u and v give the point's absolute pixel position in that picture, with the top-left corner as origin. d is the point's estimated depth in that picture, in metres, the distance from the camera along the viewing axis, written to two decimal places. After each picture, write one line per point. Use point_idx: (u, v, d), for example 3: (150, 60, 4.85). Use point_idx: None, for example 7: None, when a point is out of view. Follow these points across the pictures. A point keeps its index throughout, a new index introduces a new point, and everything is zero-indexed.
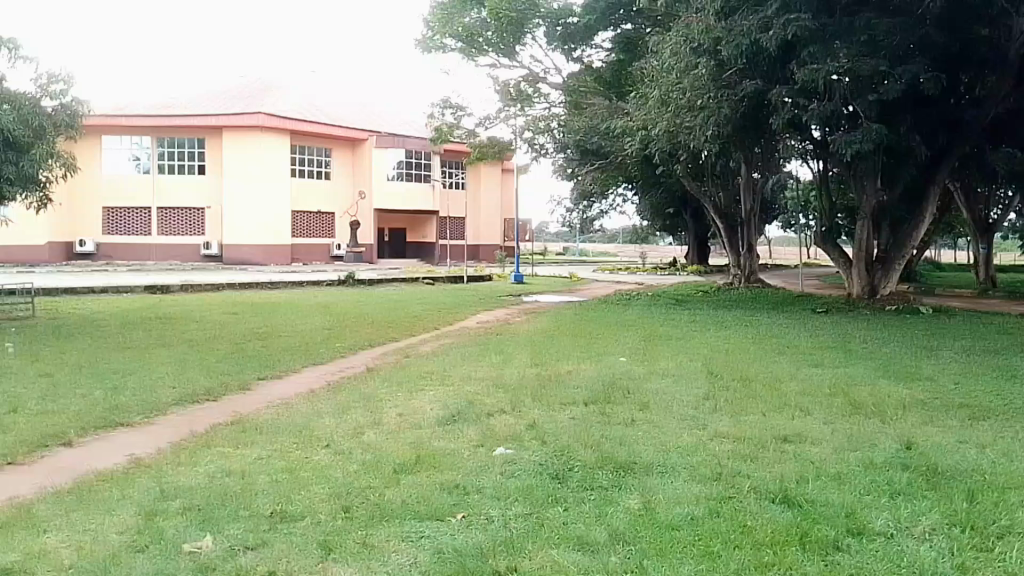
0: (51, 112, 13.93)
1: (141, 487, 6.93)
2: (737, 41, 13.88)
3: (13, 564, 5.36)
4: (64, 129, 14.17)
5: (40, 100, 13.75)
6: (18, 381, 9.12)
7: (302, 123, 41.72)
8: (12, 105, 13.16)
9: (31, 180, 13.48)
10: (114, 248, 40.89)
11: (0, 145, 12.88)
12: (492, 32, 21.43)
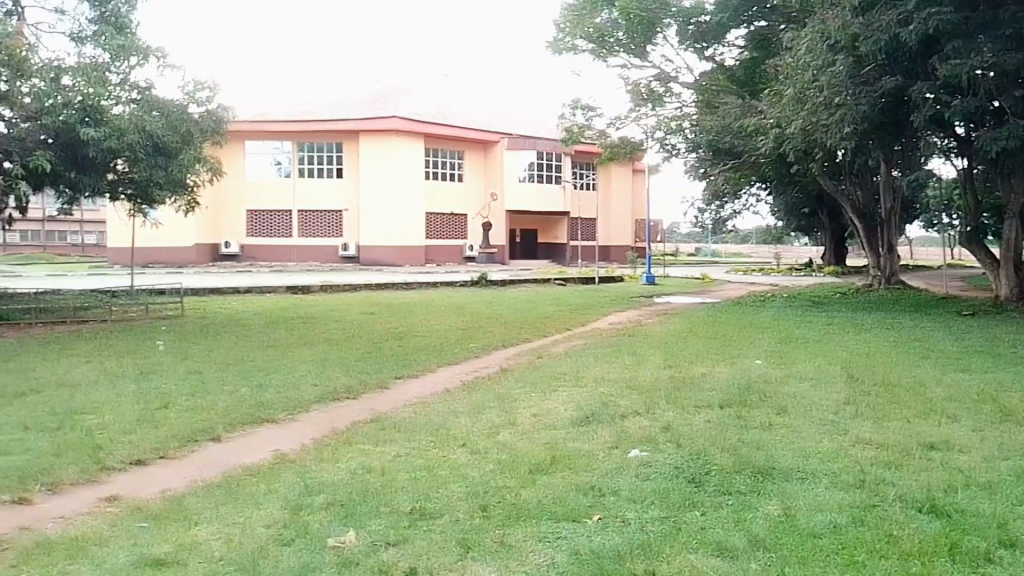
0: (199, 118, 14.53)
1: (287, 481, 6.99)
2: (875, 37, 13.56)
3: (167, 555, 5.47)
4: (211, 134, 14.75)
5: (188, 107, 14.34)
6: (169, 379, 9.49)
7: (436, 126, 42.67)
8: (162, 112, 13.78)
9: (180, 184, 14.45)
10: (257, 250, 42.52)
11: (152, 151, 13.72)
12: (623, 32, 21.19)
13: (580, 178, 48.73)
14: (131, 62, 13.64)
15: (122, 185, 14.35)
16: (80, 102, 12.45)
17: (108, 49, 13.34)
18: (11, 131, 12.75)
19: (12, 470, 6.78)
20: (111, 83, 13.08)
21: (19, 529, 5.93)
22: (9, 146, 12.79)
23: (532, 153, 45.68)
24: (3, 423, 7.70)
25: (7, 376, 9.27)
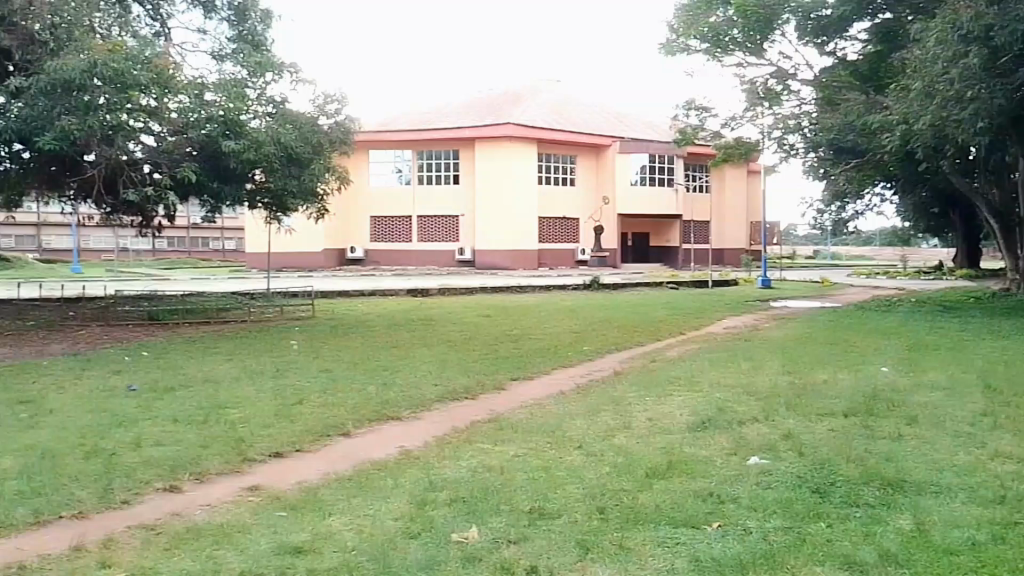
0: (327, 129, 15.36)
1: (412, 476, 7.24)
2: (1012, 27, 12.99)
3: (304, 543, 5.76)
4: (338, 145, 15.62)
5: (318, 119, 15.21)
6: (302, 376, 9.99)
7: (551, 132, 43.14)
8: (295, 125, 14.64)
9: (311, 194, 15.46)
10: (380, 254, 44.33)
11: (287, 162, 14.67)
12: (739, 31, 20.68)
13: (693, 181, 48.47)
14: (266, 78, 14.53)
15: (260, 194, 15.42)
16: (221, 117, 13.08)
17: (246, 66, 14.36)
18: (159, 144, 13.42)
19: (164, 459, 7.30)
20: (249, 98, 13.83)
21: (172, 514, 6.38)
22: (157, 159, 13.48)
23: (645, 156, 45.70)
24: (158, 415, 8.31)
25: (160, 372, 10.01)
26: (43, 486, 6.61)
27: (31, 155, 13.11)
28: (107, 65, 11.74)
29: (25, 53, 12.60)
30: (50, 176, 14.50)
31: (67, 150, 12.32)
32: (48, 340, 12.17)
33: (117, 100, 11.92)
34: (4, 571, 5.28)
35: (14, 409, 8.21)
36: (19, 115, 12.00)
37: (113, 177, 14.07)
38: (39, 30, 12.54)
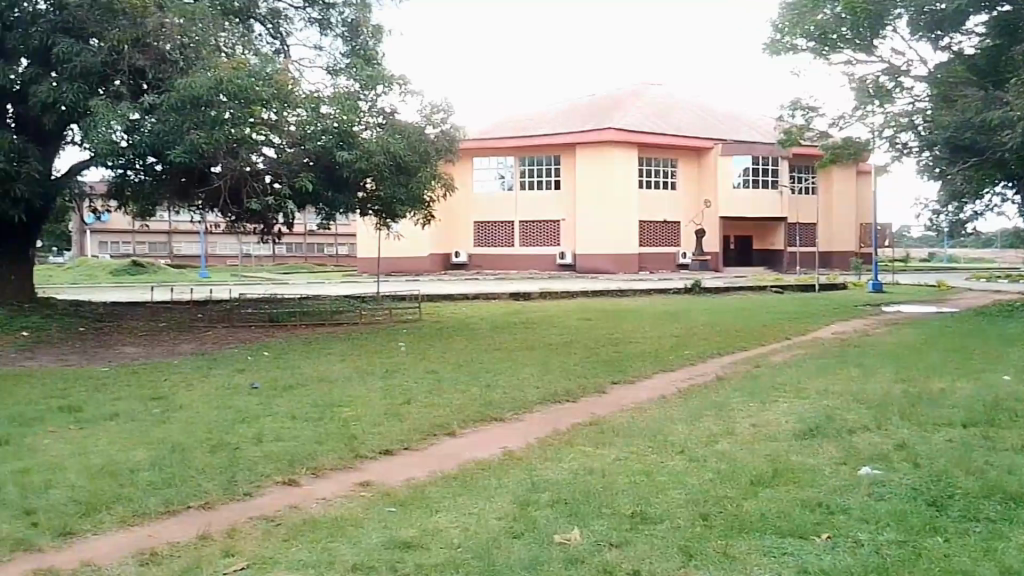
0: (434, 138, 15.69)
1: (516, 476, 7.39)
2: None
3: (412, 539, 5.98)
4: (444, 153, 15.93)
5: (426, 129, 15.56)
6: (410, 377, 10.34)
7: (648, 136, 42.78)
8: (405, 134, 15.13)
9: (418, 201, 15.91)
10: (482, 259, 45.03)
11: (397, 170, 15.19)
12: (848, 28, 19.93)
13: (797, 181, 46.82)
14: (377, 90, 15.11)
15: (370, 203, 16.13)
16: (336, 129, 13.85)
17: (359, 79, 15.01)
18: (278, 156, 14.05)
19: (282, 454, 7.71)
20: (360, 110, 14.54)
21: (290, 507, 6.74)
22: (277, 169, 14.07)
23: (747, 158, 44.72)
24: (277, 412, 8.78)
25: (278, 371, 10.57)
26: (173, 476, 7.11)
27: (164, 167, 13.97)
28: (230, 82, 12.52)
29: (157, 72, 13.39)
30: (181, 188, 15.45)
31: (196, 163, 13.12)
32: (179, 340, 13.03)
33: (240, 115, 12.77)
34: (140, 555, 5.72)
35: (149, 404, 8.87)
36: (151, 130, 12.68)
37: (237, 188, 14.86)
38: (171, 50, 13.41)
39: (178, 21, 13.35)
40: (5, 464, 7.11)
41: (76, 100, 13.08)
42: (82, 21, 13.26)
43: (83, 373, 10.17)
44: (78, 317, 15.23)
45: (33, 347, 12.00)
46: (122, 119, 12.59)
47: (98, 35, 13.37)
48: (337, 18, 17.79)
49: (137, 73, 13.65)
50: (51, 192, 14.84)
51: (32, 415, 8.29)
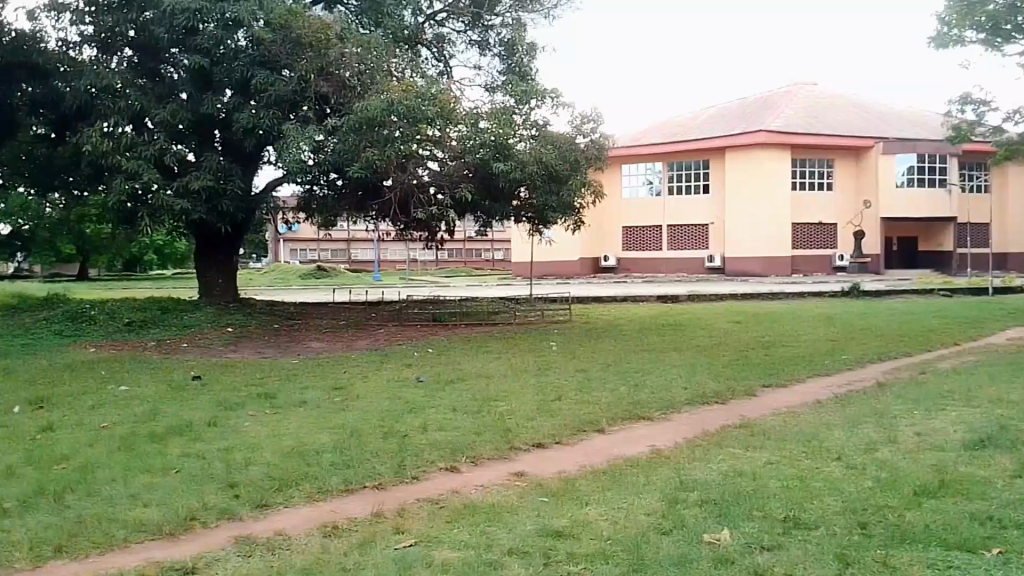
0: (584, 148, 16.24)
1: (664, 475, 7.60)
2: None
3: (566, 529, 6.35)
4: (594, 161, 16.41)
5: (576, 138, 16.14)
6: (562, 375, 10.81)
7: (805, 136, 40.92)
8: (556, 145, 15.70)
9: (570, 207, 16.33)
10: (631, 262, 45.06)
11: (548, 179, 15.70)
12: None
13: (969, 180, 43.41)
14: (531, 105, 15.79)
15: (524, 211, 16.78)
16: (493, 142, 14.54)
17: (514, 95, 15.72)
18: (442, 169, 15.03)
19: (445, 443, 8.38)
20: (515, 123, 15.22)
21: (452, 491, 7.35)
22: (440, 182, 15.04)
23: (912, 156, 41.75)
24: (441, 404, 9.51)
25: (440, 366, 11.37)
26: (351, 459, 7.94)
27: (344, 181, 15.62)
28: (401, 103, 13.56)
29: (338, 97, 14.87)
30: (358, 200, 16.83)
31: (371, 177, 14.26)
32: (355, 336, 14.28)
33: (409, 131, 13.79)
34: (324, 528, 6.50)
35: (330, 394, 9.89)
36: (334, 149, 14.11)
37: (405, 199, 15.90)
38: (349, 77, 14.82)
39: (355, 51, 14.83)
40: (215, 442, 8.24)
41: (272, 124, 14.73)
42: (276, 55, 14.82)
43: (275, 364, 11.46)
44: (271, 314, 17.06)
45: (235, 341, 13.65)
46: (309, 139, 14.08)
47: (288, 66, 14.90)
48: (495, 39, 18.82)
49: (322, 100, 15.12)
50: (252, 207, 16.81)
51: (235, 400, 9.51)
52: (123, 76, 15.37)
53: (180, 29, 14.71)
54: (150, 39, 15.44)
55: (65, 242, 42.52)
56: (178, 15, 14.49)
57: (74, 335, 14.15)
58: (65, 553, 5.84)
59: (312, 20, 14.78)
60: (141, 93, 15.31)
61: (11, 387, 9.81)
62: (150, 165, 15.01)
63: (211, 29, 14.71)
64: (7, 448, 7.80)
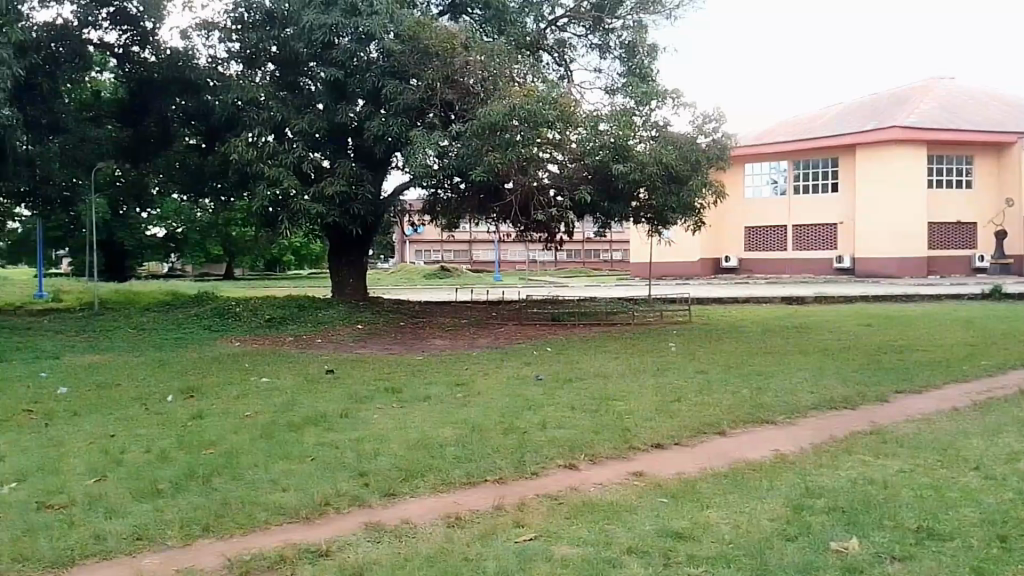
0: (705, 147, 16.09)
1: (789, 480, 7.42)
2: None
3: (686, 530, 6.30)
4: (716, 161, 16.21)
5: (697, 138, 16.04)
6: (681, 375, 10.74)
7: (942, 132, 38.69)
8: (676, 146, 15.66)
9: (689, 208, 16.29)
10: (754, 263, 44.02)
11: (669, 179, 15.83)
12: None
13: None
14: (650, 106, 15.87)
15: (643, 211, 16.93)
16: (612, 143, 14.55)
17: (633, 96, 15.90)
18: (562, 171, 15.37)
19: (564, 441, 8.51)
20: (635, 125, 15.25)
21: (570, 488, 7.45)
22: (560, 183, 15.44)
23: None
24: (559, 402, 9.66)
25: (559, 364, 11.55)
26: (473, 453, 8.20)
27: (466, 185, 16.07)
28: (523, 108, 13.75)
29: (462, 104, 15.30)
30: (480, 202, 17.34)
31: (493, 180, 14.78)
32: (478, 334, 14.67)
33: (529, 136, 13.87)
34: (447, 518, 6.74)
35: (453, 389, 10.25)
36: (457, 154, 14.71)
37: (525, 201, 16.39)
38: (473, 84, 15.15)
39: (479, 58, 15.12)
40: (347, 432, 8.71)
41: (400, 131, 15.46)
42: (405, 65, 15.45)
43: (401, 360, 11.97)
44: (398, 312, 17.76)
45: (364, 337, 14.32)
46: (434, 145, 14.66)
47: (415, 75, 15.53)
48: (615, 41, 18.93)
49: (447, 106, 15.67)
50: (380, 210, 17.60)
51: (364, 393, 10.01)
52: (265, 89, 16.55)
53: (318, 44, 15.73)
54: (291, 54, 16.61)
55: (209, 243, 45.76)
56: (316, 30, 15.50)
57: (221, 330, 15.23)
58: (213, 532, 6.32)
59: (439, 31, 15.18)
60: (281, 104, 16.43)
61: (166, 377, 10.72)
62: (289, 172, 15.99)
63: (345, 43, 15.57)
64: (163, 432, 8.52)
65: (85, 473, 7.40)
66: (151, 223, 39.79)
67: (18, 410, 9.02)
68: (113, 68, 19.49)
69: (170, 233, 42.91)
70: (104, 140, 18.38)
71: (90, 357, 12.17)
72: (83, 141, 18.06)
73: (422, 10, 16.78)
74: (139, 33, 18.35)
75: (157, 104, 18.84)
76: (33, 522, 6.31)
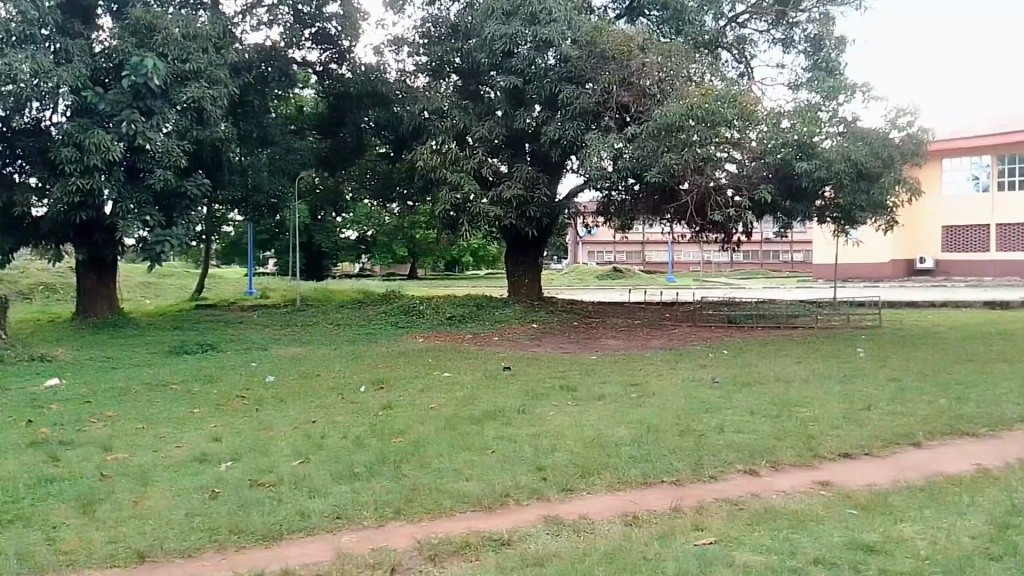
0: (899, 142, 15.31)
1: (994, 497, 6.85)
2: None
3: (877, 543, 5.89)
4: (910, 157, 15.36)
5: (889, 133, 15.27)
6: (869, 384, 10.24)
7: None
8: (866, 142, 14.98)
9: (881, 206, 15.43)
10: (953, 264, 41.16)
11: (856, 177, 15.05)
12: None
13: None
14: (839, 99, 15.36)
15: (829, 210, 16.44)
16: (796, 141, 14.35)
17: (820, 92, 15.53)
18: (741, 170, 15.09)
19: (743, 445, 8.30)
20: (821, 121, 14.83)
21: (751, 494, 7.16)
22: (739, 183, 15.16)
23: None
24: (738, 406, 9.49)
25: (737, 367, 11.36)
26: (650, 453, 8.13)
27: (640, 187, 16.08)
28: (700, 108, 13.83)
29: (638, 106, 15.46)
30: (655, 203, 17.15)
31: (668, 182, 14.67)
32: (653, 335, 14.73)
33: (707, 135, 14.03)
34: (623, 517, 6.67)
35: (629, 389, 10.32)
36: (632, 155, 14.81)
37: (701, 202, 16.11)
38: (649, 85, 15.29)
39: (656, 59, 15.27)
40: (525, 427, 8.96)
41: (575, 135, 15.83)
42: (581, 70, 15.76)
43: (577, 359, 12.17)
44: (571, 312, 18.10)
45: (539, 336, 14.68)
46: (610, 147, 15.02)
47: (592, 79, 15.78)
48: (800, 35, 18.78)
49: (622, 109, 15.80)
50: (555, 212, 18.21)
51: (541, 390, 10.31)
52: (449, 99, 17.48)
53: (498, 53, 16.34)
54: (473, 64, 17.49)
55: (391, 245, 48.82)
56: (497, 41, 16.15)
57: (408, 326, 16.15)
58: (403, 515, 6.64)
59: (616, 34, 15.54)
60: (464, 113, 17.33)
61: (357, 369, 11.53)
62: (470, 177, 16.94)
63: (525, 51, 16.05)
64: (357, 420, 9.14)
65: (290, 455, 8.04)
66: (345, 226, 42.86)
67: (234, 396, 10.01)
68: (316, 84, 20.70)
69: (360, 236, 46.09)
70: (306, 151, 20.14)
71: (291, 349, 13.26)
72: (288, 151, 19.52)
73: (600, 14, 17.18)
74: (337, 51, 19.77)
75: (353, 116, 20.50)
76: (249, 497, 6.90)
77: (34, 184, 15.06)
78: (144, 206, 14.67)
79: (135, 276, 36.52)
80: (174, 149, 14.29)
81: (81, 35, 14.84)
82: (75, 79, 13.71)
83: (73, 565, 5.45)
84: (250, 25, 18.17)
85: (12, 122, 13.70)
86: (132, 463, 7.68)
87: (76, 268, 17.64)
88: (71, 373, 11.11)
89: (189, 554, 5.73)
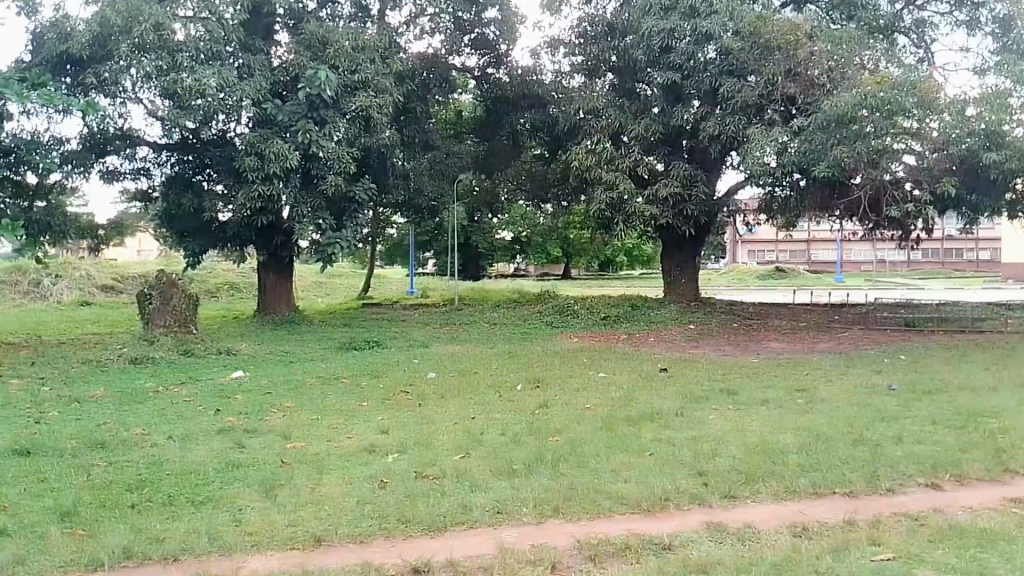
0: None
1: None
2: None
3: None
4: None
5: None
6: None
7: None
8: None
9: None
10: None
11: None
12: None
13: None
14: None
15: None
16: (983, 130, 13.33)
17: (1012, 76, 14.37)
18: (922, 163, 14.15)
19: (924, 457, 7.71)
20: (1013, 107, 13.64)
21: (935, 509, 6.60)
22: (918, 175, 14.16)
23: None
24: (917, 416, 8.87)
25: (913, 374, 10.65)
26: (819, 463, 7.69)
27: (807, 181, 15.45)
28: (874, 96, 13.20)
29: (805, 97, 14.85)
30: (823, 200, 16.40)
31: (838, 176, 14.08)
32: (822, 338, 14.09)
33: (883, 126, 13.31)
34: (792, 528, 6.32)
35: (794, 395, 9.91)
36: (798, 149, 14.38)
37: (875, 197, 15.30)
38: (818, 75, 14.70)
39: (825, 48, 14.64)
40: (683, 431, 8.77)
41: (736, 129, 15.54)
42: (744, 62, 15.40)
43: (738, 361, 11.86)
44: (730, 312, 17.65)
45: (699, 337, 14.43)
46: (773, 142, 14.59)
47: (755, 71, 15.35)
48: (986, 16, 17.47)
49: (788, 101, 15.23)
50: (714, 210, 17.82)
51: (700, 393, 10.08)
52: (606, 98, 17.51)
53: (656, 49, 16.21)
54: (630, 62, 17.38)
55: (545, 245, 49.64)
56: (655, 37, 16.06)
57: (562, 326, 16.30)
58: (562, 513, 6.65)
59: (782, 23, 14.96)
60: (620, 112, 17.29)
61: (515, 367, 11.72)
62: (626, 176, 16.96)
63: (684, 46, 15.90)
64: (516, 418, 9.30)
65: (453, 450, 8.28)
66: (501, 227, 43.92)
67: (399, 391, 10.46)
68: (475, 88, 21.37)
69: (516, 236, 46.99)
70: (463, 154, 20.88)
71: (451, 347, 13.72)
72: (447, 156, 20.43)
73: (764, 4, 16.66)
74: (495, 56, 20.40)
75: (509, 119, 20.98)
76: (414, 488, 7.16)
77: (221, 191, 16.39)
78: (317, 210, 15.63)
79: (308, 276, 39.27)
80: (344, 155, 15.16)
81: (262, 51, 15.97)
82: (256, 93, 14.83)
83: (258, 545, 5.84)
84: (413, 34, 18.99)
85: (201, 133, 14.91)
86: (308, 452, 8.17)
87: (257, 268, 19.06)
88: (253, 366, 12.02)
89: (361, 541, 6.01)
